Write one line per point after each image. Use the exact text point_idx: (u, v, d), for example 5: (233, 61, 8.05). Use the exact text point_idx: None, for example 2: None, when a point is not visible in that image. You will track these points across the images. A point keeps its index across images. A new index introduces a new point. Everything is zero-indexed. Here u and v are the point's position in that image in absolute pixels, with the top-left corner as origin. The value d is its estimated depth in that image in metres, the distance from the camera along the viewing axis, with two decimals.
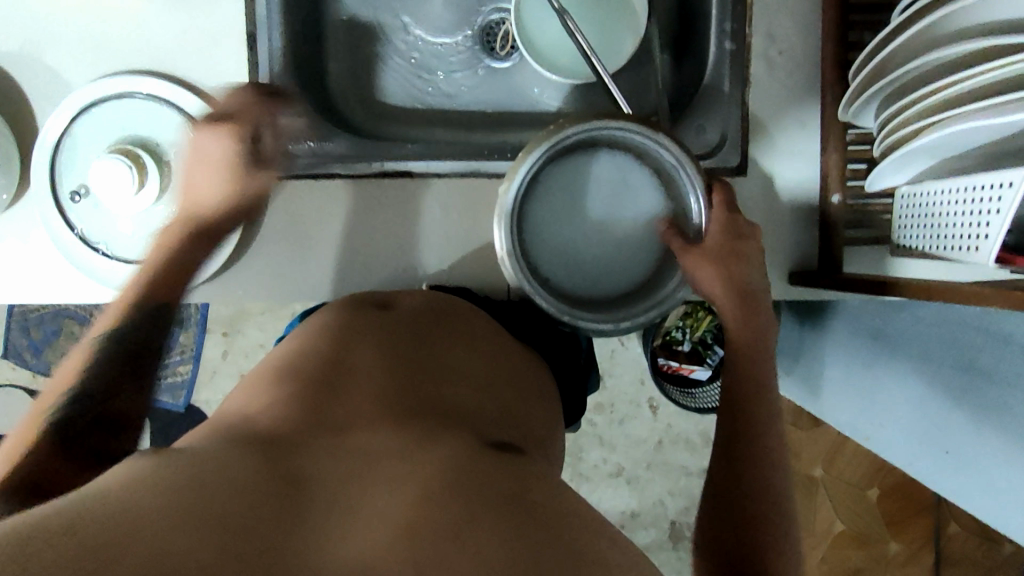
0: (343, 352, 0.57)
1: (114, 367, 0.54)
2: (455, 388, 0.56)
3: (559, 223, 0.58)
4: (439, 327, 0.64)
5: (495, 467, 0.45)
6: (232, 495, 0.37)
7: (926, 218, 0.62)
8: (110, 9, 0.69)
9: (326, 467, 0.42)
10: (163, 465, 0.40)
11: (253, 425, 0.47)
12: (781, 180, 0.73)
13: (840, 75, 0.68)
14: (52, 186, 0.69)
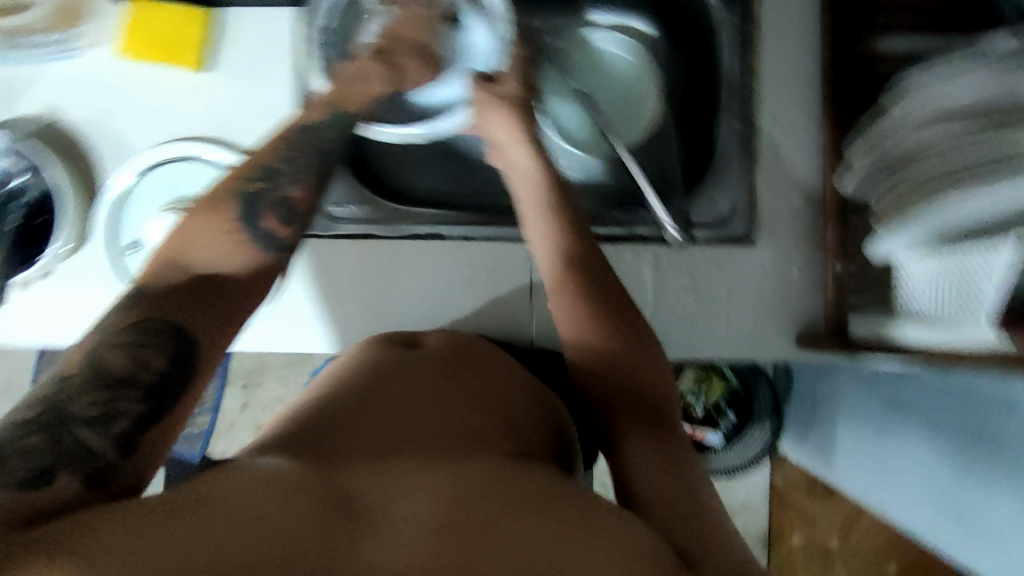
0: (379, 384, 0.62)
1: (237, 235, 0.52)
2: (479, 411, 0.61)
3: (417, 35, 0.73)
4: (467, 360, 0.69)
5: (524, 475, 0.50)
6: (290, 498, 0.43)
7: (932, 285, 0.61)
8: (174, 84, 0.77)
9: (367, 484, 0.48)
10: (225, 477, 0.45)
11: (308, 445, 0.53)
12: (787, 249, 0.77)
13: (840, 155, 0.74)
14: (110, 240, 0.76)
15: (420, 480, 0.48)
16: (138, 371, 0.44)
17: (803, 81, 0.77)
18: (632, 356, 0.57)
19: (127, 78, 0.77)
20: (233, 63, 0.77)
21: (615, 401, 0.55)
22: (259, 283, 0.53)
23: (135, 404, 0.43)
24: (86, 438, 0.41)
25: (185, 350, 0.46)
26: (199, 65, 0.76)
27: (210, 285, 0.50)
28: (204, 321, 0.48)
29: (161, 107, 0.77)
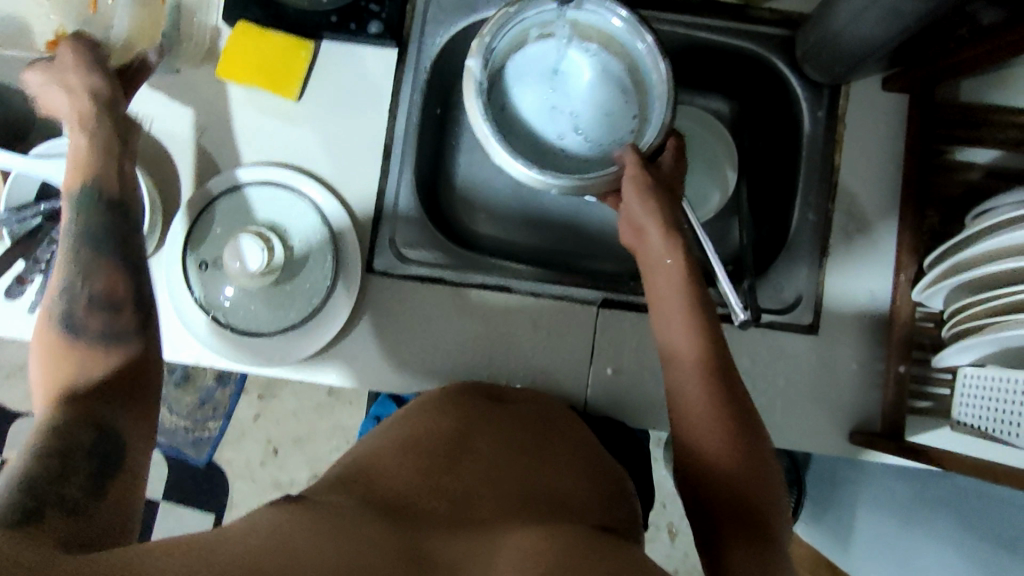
0: (458, 433, 0.64)
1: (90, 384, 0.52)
2: (551, 475, 0.63)
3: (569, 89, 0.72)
4: (540, 421, 0.71)
5: (599, 548, 0.51)
6: (376, 550, 0.44)
7: (996, 398, 0.66)
8: (268, 108, 0.78)
9: (446, 537, 0.50)
10: (308, 517, 0.46)
11: (385, 488, 0.54)
12: (849, 342, 0.78)
13: (913, 259, 0.75)
14: (184, 253, 0.76)
15: (501, 545, 0.49)
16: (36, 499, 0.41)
17: (882, 181, 0.79)
18: (762, 464, 0.60)
19: (221, 96, 0.78)
20: (328, 95, 0.78)
21: (720, 505, 0.58)
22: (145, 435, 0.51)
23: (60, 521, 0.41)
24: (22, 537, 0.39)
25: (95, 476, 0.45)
26: (296, 95, 0.77)
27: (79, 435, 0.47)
28: (122, 408, 0.51)
29: (252, 129, 0.78)
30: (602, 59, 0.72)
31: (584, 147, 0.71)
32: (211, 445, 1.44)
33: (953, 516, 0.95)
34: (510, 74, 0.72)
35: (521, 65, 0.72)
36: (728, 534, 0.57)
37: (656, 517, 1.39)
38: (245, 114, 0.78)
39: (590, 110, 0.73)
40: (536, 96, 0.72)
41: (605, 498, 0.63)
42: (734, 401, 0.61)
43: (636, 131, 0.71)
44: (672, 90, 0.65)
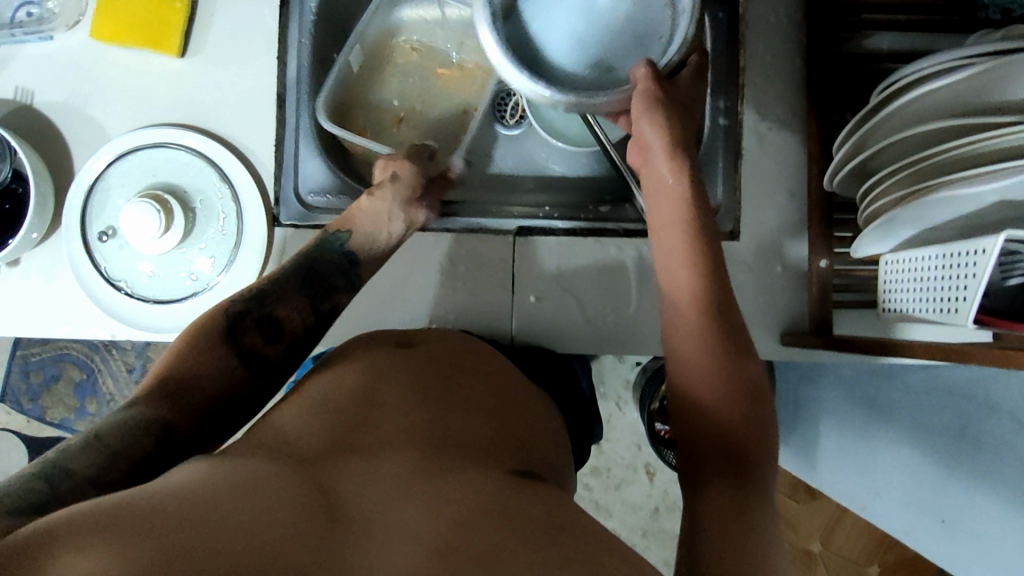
0: (373, 388, 0.60)
1: (266, 303, 0.59)
2: (472, 425, 0.60)
3: None
4: (462, 370, 0.68)
5: (519, 500, 0.50)
6: (283, 503, 0.42)
7: (914, 279, 0.65)
8: (153, 67, 0.75)
9: (356, 488, 0.47)
10: (207, 478, 0.43)
11: (293, 443, 0.52)
12: (772, 244, 0.77)
13: (823, 150, 0.74)
14: (82, 225, 0.73)
15: (415, 497, 0.47)
16: (135, 439, 0.45)
17: (790, 80, 0.78)
18: (748, 379, 0.55)
19: (102, 62, 0.75)
20: (214, 50, 0.75)
21: (696, 442, 0.53)
22: (267, 380, 0.56)
23: (122, 470, 0.44)
24: (81, 480, 0.41)
25: (172, 425, 0.48)
26: (179, 51, 0.74)
27: (212, 345, 0.54)
28: (332, 291, 0.63)
29: (140, 94, 0.75)
30: None
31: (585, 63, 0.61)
32: None
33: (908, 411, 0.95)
34: None
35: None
36: (706, 465, 0.52)
37: (633, 459, 1.37)
38: (130, 76, 0.75)
39: None
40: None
41: (526, 443, 0.63)
42: (732, 321, 0.57)
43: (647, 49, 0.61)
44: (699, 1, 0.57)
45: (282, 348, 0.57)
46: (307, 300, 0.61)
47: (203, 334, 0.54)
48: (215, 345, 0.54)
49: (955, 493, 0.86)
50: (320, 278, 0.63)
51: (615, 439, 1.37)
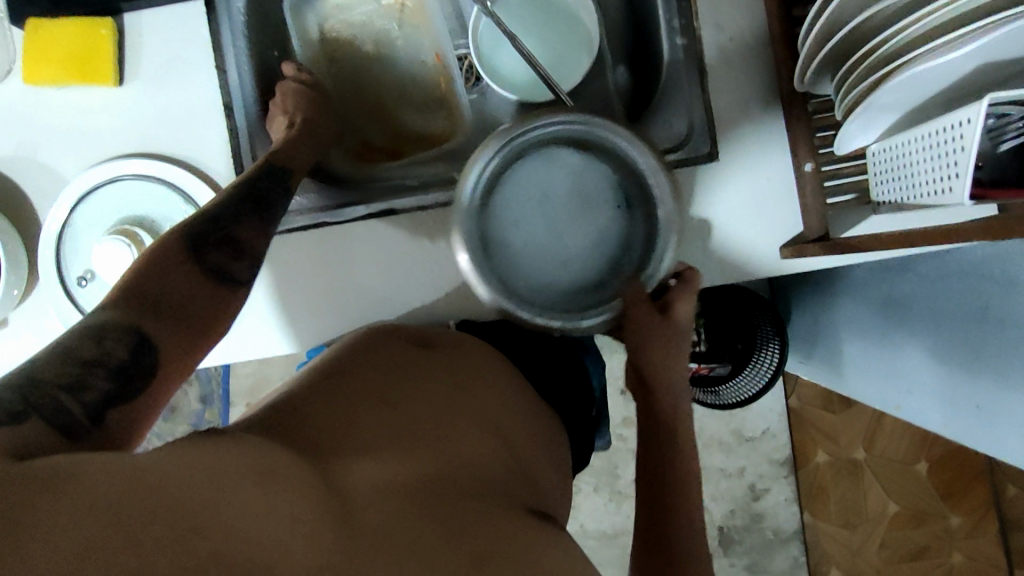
0: (384, 382, 0.60)
1: (226, 226, 0.60)
2: (480, 437, 0.60)
3: (539, 258, 0.60)
4: (466, 366, 0.67)
5: (520, 538, 0.51)
6: (299, 497, 0.43)
7: (903, 167, 0.63)
8: (93, 102, 0.73)
9: (367, 493, 0.48)
10: (219, 457, 0.43)
11: (304, 430, 0.52)
12: (754, 159, 0.74)
13: (791, 50, 0.70)
14: (61, 274, 0.73)
15: (425, 513, 0.48)
16: (103, 355, 0.47)
17: None
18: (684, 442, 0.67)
19: (42, 106, 0.73)
20: (148, 72, 0.73)
21: (650, 458, 0.67)
22: (233, 293, 0.59)
23: (98, 385, 0.46)
24: (58, 399, 0.43)
25: (144, 339, 0.49)
26: (115, 80, 0.72)
27: (179, 264, 0.55)
28: (272, 219, 0.63)
29: (86, 132, 0.74)
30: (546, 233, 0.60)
31: (573, 295, 0.59)
32: None
33: (927, 303, 0.93)
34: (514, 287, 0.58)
35: (500, 203, 0.59)
36: (665, 483, 0.65)
37: None
38: (72, 115, 0.74)
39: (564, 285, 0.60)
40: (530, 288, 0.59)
41: (517, 443, 0.64)
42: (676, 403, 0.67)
43: (591, 276, 0.60)
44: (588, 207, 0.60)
45: (248, 263, 0.60)
46: (262, 224, 0.62)
47: (168, 251, 0.55)
48: (181, 262, 0.56)
49: (986, 379, 0.84)
50: (268, 204, 0.63)
51: None
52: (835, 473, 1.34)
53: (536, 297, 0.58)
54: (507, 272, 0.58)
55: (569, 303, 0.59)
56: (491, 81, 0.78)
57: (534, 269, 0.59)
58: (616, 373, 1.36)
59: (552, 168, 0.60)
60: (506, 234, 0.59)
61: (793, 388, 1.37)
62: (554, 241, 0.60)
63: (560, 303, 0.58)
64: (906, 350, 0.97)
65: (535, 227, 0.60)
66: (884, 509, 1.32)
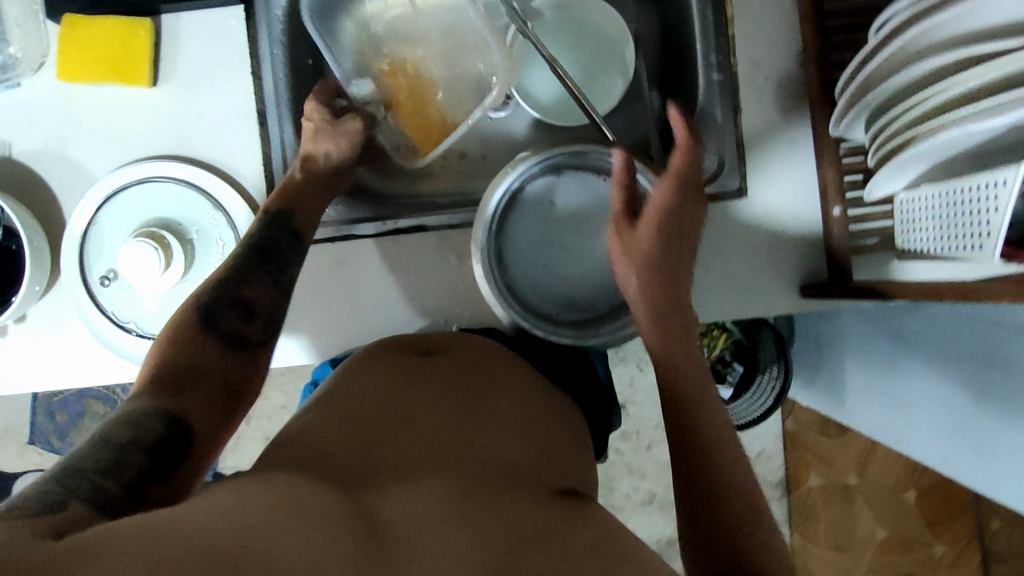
0: (402, 401, 0.60)
1: (232, 286, 0.62)
2: (512, 436, 0.59)
3: (552, 276, 0.69)
4: (489, 374, 0.67)
5: (565, 516, 0.49)
6: (329, 522, 0.42)
7: (930, 218, 0.63)
8: (126, 101, 0.73)
9: (400, 504, 0.47)
10: (250, 493, 0.43)
11: (325, 458, 0.52)
12: (781, 196, 0.75)
13: (826, 94, 0.71)
14: (83, 272, 0.72)
15: (462, 515, 0.46)
16: (140, 434, 0.48)
17: (779, 25, 0.75)
18: (707, 395, 0.58)
19: (73, 102, 0.73)
20: (184, 74, 0.73)
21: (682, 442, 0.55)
22: (251, 354, 0.60)
23: (138, 463, 0.46)
24: (99, 483, 0.43)
25: (174, 414, 0.51)
26: (150, 80, 0.72)
27: (195, 337, 0.58)
28: (282, 268, 0.66)
29: (117, 130, 0.73)
30: (557, 253, 0.69)
31: (582, 311, 0.69)
32: (213, 456, 1.35)
33: (932, 341, 0.94)
34: (531, 300, 0.68)
35: (520, 226, 0.68)
36: (698, 455, 0.54)
37: (660, 418, 1.36)
38: (104, 113, 0.73)
39: (576, 300, 0.69)
40: (545, 301, 0.69)
41: (554, 452, 0.61)
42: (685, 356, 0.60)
43: (599, 296, 0.69)
44: (599, 229, 0.69)
45: (262, 323, 0.62)
46: (269, 272, 0.65)
47: (182, 327, 0.58)
48: (193, 337, 0.58)
49: (987, 420, 0.86)
50: (278, 251, 0.66)
51: (640, 400, 1.36)
52: (826, 497, 1.36)
53: (548, 311, 0.68)
54: (520, 289, 0.68)
55: (580, 321, 0.68)
56: (522, 101, 0.79)
57: (545, 285, 0.69)
58: (617, 388, 1.36)
59: (562, 191, 0.69)
60: (524, 254, 0.69)
61: (789, 412, 1.38)
62: (569, 259, 0.69)
63: (571, 317, 0.69)
64: (908, 385, 0.99)
65: (548, 248, 0.69)
66: (872, 535, 1.34)
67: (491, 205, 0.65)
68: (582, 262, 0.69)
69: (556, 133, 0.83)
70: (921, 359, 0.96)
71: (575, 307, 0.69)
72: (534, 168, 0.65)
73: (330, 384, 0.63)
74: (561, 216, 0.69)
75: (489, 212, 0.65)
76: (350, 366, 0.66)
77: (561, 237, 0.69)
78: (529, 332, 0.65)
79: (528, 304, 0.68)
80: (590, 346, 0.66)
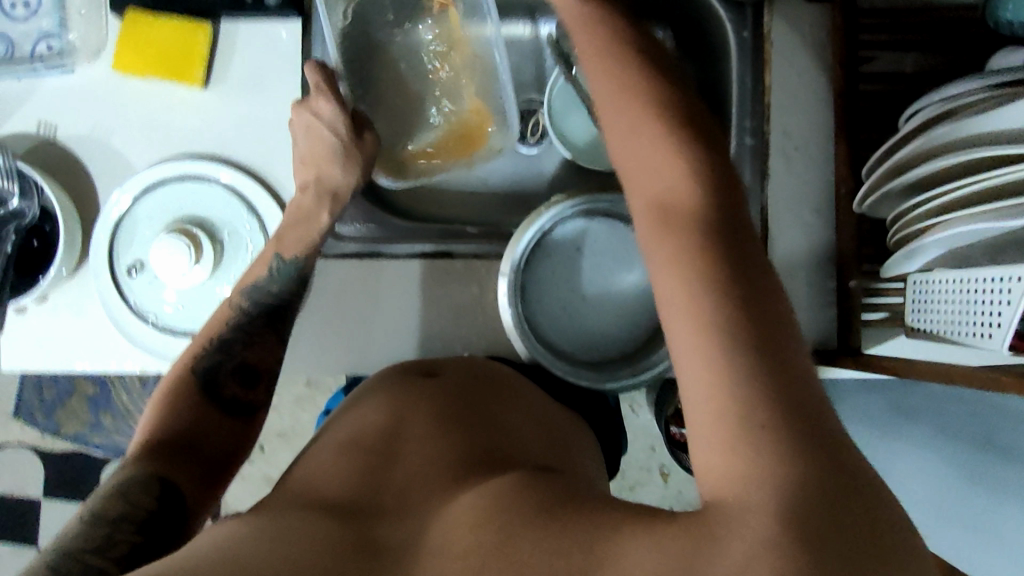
0: (402, 421, 0.62)
1: (230, 353, 0.66)
2: (511, 440, 0.61)
3: (572, 314, 0.71)
4: (492, 393, 0.68)
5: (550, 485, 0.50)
6: (315, 543, 0.45)
7: (944, 302, 0.65)
8: (176, 99, 0.74)
9: (397, 521, 0.49)
10: (249, 528, 0.47)
11: (326, 482, 0.55)
12: (799, 264, 0.78)
13: (852, 171, 0.74)
14: (110, 261, 0.73)
15: (441, 515, 0.48)
16: (134, 503, 0.52)
17: (814, 100, 0.78)
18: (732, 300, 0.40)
19: (123, 94, 0.74)
20: (236, 79, 0.75)
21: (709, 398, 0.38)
22: (247, 417, 0.64)
23: (127, 537, 0.50)
24: (86, 560, 0.47)
25: (166, 483, 0.54)
26: (202, 82, 0.74)
27: (193, 405, 0.62)
28: (282, 323, 0.69)
29: (162, 125, 0.74)
30: (578, 292, 0.71)
31: (598, 351, 0.71)
32: None
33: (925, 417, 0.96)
34: (550, 336, 0.70)
35: (544, 264, 0.70)
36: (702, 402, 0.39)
37: (647, 461, 1.37)
38: (152, 108, 0.74)
39: (594, 339, 0.71)
40: (564, 337, 0.70)
41: (561, 456, 0.62)
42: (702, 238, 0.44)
43: (616, 337, 0.71)
44: (621, 272, 0.71)
45: (262, 386, 0.66)
46: (272, 332, 0.68)
47: (180, 394, 0.62)
48: (192, 404, 0.62)
49: (973, 501, 0.87)
50: (278, 306, 0.69)
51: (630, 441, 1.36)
52: None
53: (566, 348, 0.70)
54: (540, 326, 0.70)
55: (595, 363, 0.70)
56: (558, 142, 0.82)
57: (565, 322, 0.71)
58: None
59: (587, 232, 0.71)
60: (549, 292, 0.70)
61: None
62: (590, 300, 0.71)
63: (588, 357, 0.70)
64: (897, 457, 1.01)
65: (571, 288, 0.71)
66: None
67: (517, 244, 0.67)
68: (603, 303, 0.71)
69: (586, 175, 0.85)
70: (912, 433, 0.98)
71: (592, 347, 0.71)
72: (567, 212, 0.68)
73: (342, 410, 0.67)
74: (585, 256, 0.71)
75: (515, 250, 0.67)
76: (362, 388, 0.70)
77: (583, 277, 0.71)
78: (546, 369, 0.67)
79: (547, 341, 0.69)
80: (605, 389, 0.68)
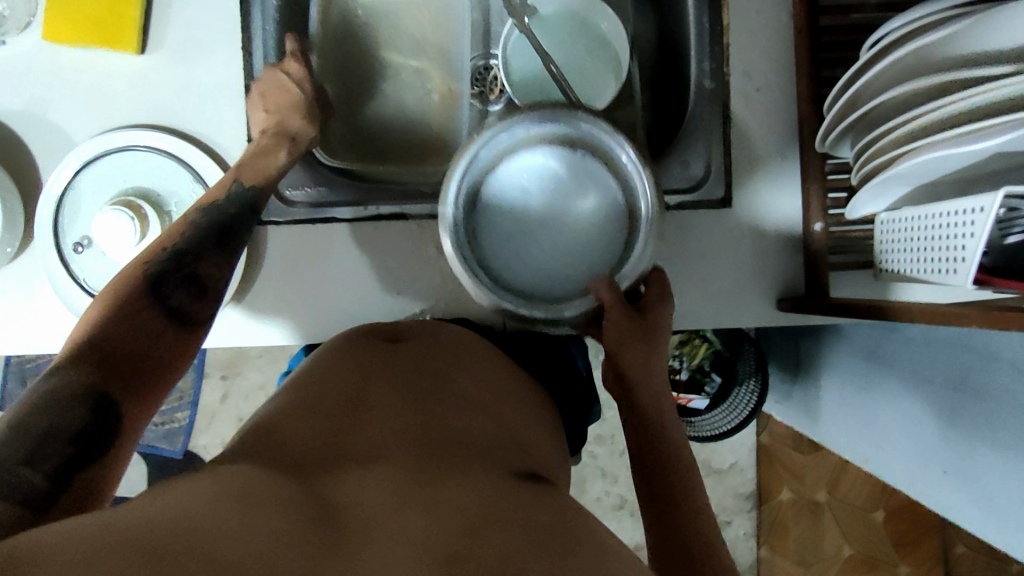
0: (364, 390, 0.59)
1: (187, 263, 0.58)
2: (472, 421, 0.58)
3: (520, 250, 0.61)
4: (455, 362, 0.65)
5: (521, 499, 0.48)
6: (275, 516, 0.41)
7: (908, 241, 0.63)
8: (113, 68, 0.72)
9: (354, 493, 0.46)
10: (201, 485, 0.43)
11: (284, 446, 0.51)
12: (765, 209, 0.76)
13: (815, 109, 0.71)
14: (57, 237, 0.71)
15: (411, 500, 0.45)
16: (62, 420, 0.45)
17: (774, 38, 0.75)
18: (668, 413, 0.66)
19: (58, 64, 0.72)
20: (175, 43, 0.72)
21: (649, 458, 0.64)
22: (194, 334, 0.57)
23: (57, 454, 0.44)
24: (18, 474, 0.41)
25: (104, 402, 0.48)
26: (137, 48, 0.71)
27: (136, 307, 0.54)
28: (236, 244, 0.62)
29: (101, 95, 0.72)
30: (524, 223, 0.61)
31: (554, 285, 0.61)
32: (186, 434, 1.31)
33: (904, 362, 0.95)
34: (499, 276, 0.61)
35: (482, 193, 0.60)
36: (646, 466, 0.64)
37: None
38: (89, 77, 0.72)
39: (549, 275, 0.61)
40: (513, 275, 0.61)
41: (523, 437, 0.60)
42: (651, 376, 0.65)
43: (574, 271, 0.61)
44: (574, 194, 0.61)
45: (212, 301, 0.59)
46: (226, 252, 0.61)
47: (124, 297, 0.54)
48: (136, 305, 0.54)
49: (956, 444, 0.85)
50: (235, 227, 0.63)
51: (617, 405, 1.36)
52: (795, 512, 1.36)
53: (515, 288, 0.61)
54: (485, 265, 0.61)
55: (555, 299, 0.61)
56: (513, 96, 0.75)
57: (513, 260, 0.61)
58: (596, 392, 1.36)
59: (529, 150, 0.60)
60: (495, 227, 0.61)
61: (764, 426, 1.39)
62: (539, 231, 0.61)
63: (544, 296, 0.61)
64: (880, 406, 0.99)
65: (517, 220, 0.61)
66: (838, 552, 1.35)
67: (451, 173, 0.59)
68: (555, 233, 0.61)
69: None
70: (894, 380, 0.96)
71: (548, 284, 0.61)
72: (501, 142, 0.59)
73: (300, 371, 0.63)
74: (529, 178, 0.60)
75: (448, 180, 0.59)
76: (328, 347, 0.66)
77: (528, 207, 0.61)
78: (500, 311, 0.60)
79: (498, 281, 0.60)
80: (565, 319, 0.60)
